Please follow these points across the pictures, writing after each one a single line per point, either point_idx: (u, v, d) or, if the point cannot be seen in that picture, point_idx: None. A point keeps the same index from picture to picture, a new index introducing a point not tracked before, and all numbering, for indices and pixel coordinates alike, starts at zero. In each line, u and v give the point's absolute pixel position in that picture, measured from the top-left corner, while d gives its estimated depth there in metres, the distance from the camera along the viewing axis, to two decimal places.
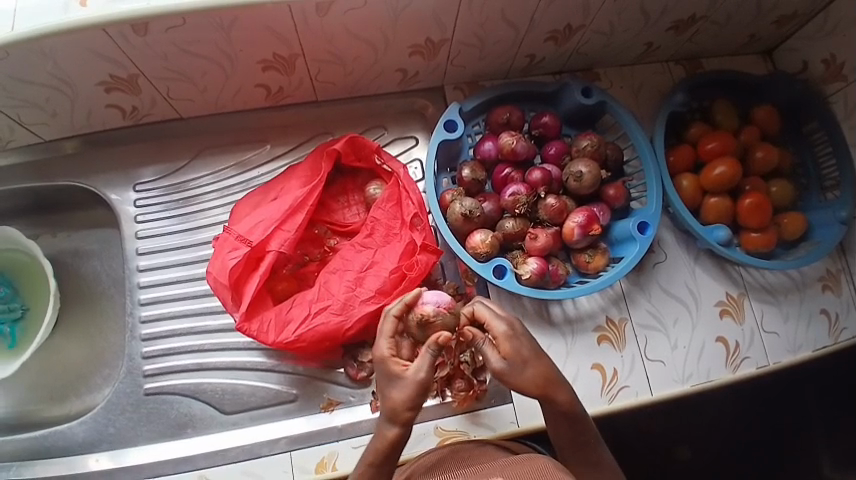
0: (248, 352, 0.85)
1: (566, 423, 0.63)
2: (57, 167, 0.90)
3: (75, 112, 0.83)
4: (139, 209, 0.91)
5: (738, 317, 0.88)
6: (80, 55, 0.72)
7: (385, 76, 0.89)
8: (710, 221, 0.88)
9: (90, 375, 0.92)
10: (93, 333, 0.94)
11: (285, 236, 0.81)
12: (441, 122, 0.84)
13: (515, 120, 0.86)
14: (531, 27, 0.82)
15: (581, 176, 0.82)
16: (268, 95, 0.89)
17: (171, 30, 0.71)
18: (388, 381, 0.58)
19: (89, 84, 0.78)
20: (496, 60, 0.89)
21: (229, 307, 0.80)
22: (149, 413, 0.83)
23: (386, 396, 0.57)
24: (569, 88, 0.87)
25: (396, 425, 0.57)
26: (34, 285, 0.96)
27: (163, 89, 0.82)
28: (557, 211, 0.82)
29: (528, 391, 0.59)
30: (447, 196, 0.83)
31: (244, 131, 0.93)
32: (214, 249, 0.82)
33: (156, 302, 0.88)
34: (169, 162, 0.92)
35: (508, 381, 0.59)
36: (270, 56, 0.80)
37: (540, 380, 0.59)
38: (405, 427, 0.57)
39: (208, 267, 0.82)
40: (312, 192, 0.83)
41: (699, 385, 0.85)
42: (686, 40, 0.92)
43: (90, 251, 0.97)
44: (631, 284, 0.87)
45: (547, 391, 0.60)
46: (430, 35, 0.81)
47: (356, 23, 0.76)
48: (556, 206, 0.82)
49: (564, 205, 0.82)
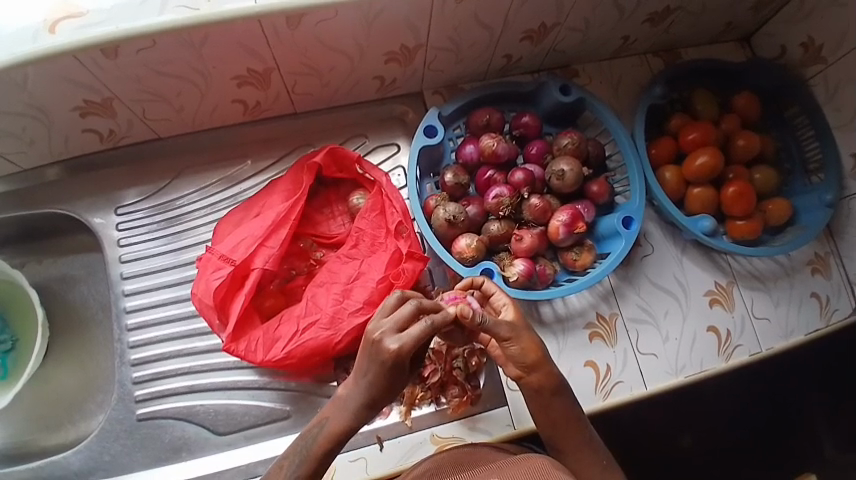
0: (239, 371, 0.84)
1: (556, 398, 0.65)
2: (39, 194, 0.89)
3: (52, 139, 0.83)
4: (123, 232, 0.90)
5: (729, 306, 0.88)
6: (51, 83, 0.71)
7: (362, 85, 0.89)
8: (695, 211, 0.88)
9: (83, 402, 0.91)
10: (84, 359, 0.94)
11: (269, 253, 0.81)
12: (421, 128, 0.84)
13: (495, 121, 0.86)
14: (505, 28, 0.82)
15: (564, 174, 0.81)
16: (245, 110, 0.88)
17: (142, 51, 0.70)
18: (376, 365, 0.58)
19: (64, 110, 0.77)
20: (472, 63, 0.89)
21: (216, 328, 0.79)
22: (144, 438, 0.82)
23: (373, 385, 0.58)
24: (548, 87, 0.87)
25: (362, 406, 0.59)
26: (22, 314, 0.96)
27: (138, 111, 0.82)
28: (543, 212, 0.81)
29: (527, 351, 0.64)
30: (431, 202, 0.83)
31: (224, 148, 0.92)
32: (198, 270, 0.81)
33: (144, 326, 0.87)
34: (151, 183, 0.92)
35: (515, 339, 0.64)
36: (244, 72, 0.79)
37: (534, 346, 0.64)
38: (363, 410, 0.59)
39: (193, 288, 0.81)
40: (295, 206, 0.82)
41: (692, 376, 0.85)
42: (663, 31, 0.92)
43: (76, 277, 0.96)
44: (620, 279, 0.87)
45: (539, 363, 0.64)
46: (404, 42, 0.80)
47: (328, 35, 0.75)
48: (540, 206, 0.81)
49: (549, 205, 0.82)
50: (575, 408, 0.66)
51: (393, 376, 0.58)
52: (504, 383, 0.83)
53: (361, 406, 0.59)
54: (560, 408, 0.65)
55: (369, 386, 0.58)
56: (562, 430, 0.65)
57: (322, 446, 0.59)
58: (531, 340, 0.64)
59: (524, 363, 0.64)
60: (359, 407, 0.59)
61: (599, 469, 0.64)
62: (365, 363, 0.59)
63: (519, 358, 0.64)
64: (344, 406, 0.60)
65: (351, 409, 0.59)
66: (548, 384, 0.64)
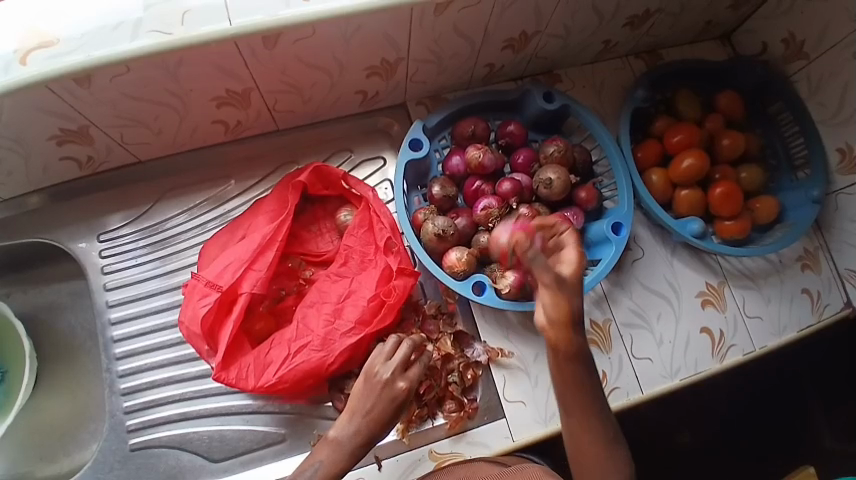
0: (233, 396, 0.83)
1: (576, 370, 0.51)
2: (18, 224, 0.87)
3: (30, 168, 0.81)
4: (106, 260, 0.89)
5: (721, 306, 0.88)
6: (24, 113, 0.70)
7: (345, 99, 0.88)
8: (682, 213, 0.87)
9: (75, 433, 0.90)
10: (75, 389, 0.92)
11: (257, 276, 0.79)
12: (406, 142, 0.84)
13: (480, 131, 0.85)
14: (486, 37, 0.81)
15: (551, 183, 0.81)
16: (227, 129, 0.87)
17: (117, 77, 0.69)
18: (384, 403, 0.65)
19: (39, 139, 0.76)
20: (454, 73, 0.88)
21: (206, 354, 0.78)
22: (138, 469, 0.81)
23: (378, 422, 0.64)
24: (531, 95, 0.86)
25: (358, 444, 0.63)
26: (8, 346, 0.94)
27: (118, 136, 0.80)
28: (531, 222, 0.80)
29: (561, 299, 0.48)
30: (419, 216, 0.82)
31: (208, 169, 0.91)
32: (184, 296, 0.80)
33: (133, 355, 0.86)
34: (134, 208, 0.90)
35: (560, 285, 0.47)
36: (223, 93, 0.78)
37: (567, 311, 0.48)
38: (361, 447, 0.63)
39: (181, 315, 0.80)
40: (281, 227, 0.82)
41: (687, 379, 0.85)
42: (644, 33, 0.92)
43: (63, 305, 0.95)
44: (612, 284, 0.87)
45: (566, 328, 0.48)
46: (384, 56, 0.80)
47: (307, 52, 0.74)
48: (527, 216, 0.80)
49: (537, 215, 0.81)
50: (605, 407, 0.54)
51: (393, 415, 0.65)
52: (501, 395, 0.82)
53: (356, 447, 0.63)
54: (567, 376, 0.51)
55: (373, 422, 0.64)
56: (590, 428, 0.53)
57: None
58: (567, 300, 0.48)
59: (551, 315, 0.48)
60: (357, 443, 0.63)
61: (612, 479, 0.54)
62: (367, 400, 0.65)
63: (549, 308, 0.48)
64: (342, 446, 0.63)
65: (348, 448, 0.63)
66: (565, 347, 0.49)
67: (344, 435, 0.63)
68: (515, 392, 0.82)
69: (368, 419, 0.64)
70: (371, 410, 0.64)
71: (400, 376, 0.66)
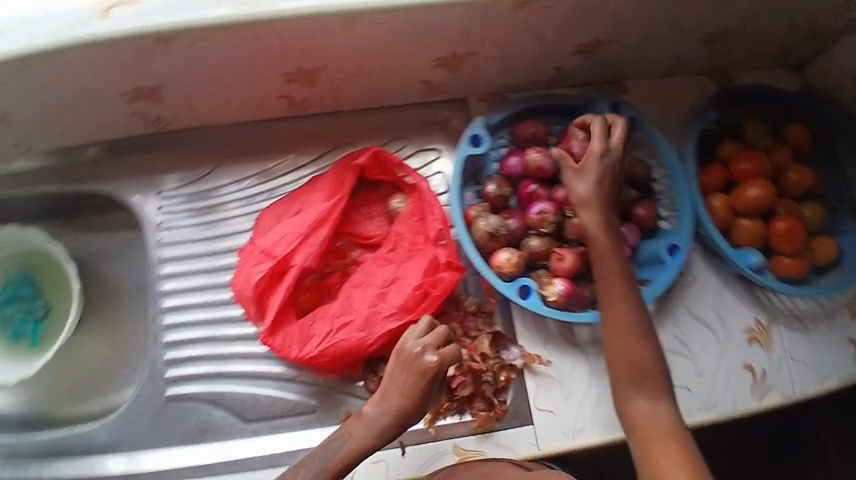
0: (269, 362, 0.85)
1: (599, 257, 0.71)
2: (79, 171, 0.91)
3: (99, 120, 0.83)
4: (163, 215, 0.91)
5: (766, 345, 0.86)
6: (103, 66, 0.72)
7: (408, 88, 0.87)
8: (740, 244, 0.85)
9: (110, 377, 0.93)
10: (115, 336, 0.95)
11: (310, 249, 0.81)
12: (467, 136, 0.84)
13: (542, 134, 0.85)
14: (559, 40, 0.80)
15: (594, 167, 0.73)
16: (291, 105, 0.87)
17: (196, 43, 0.71)
18: (411, 382, 0.68)
19: (113, 94, 0.78)
20: (522, 72, 0.86)
21: (254, 318, 0.81)
22: (171, 419, 0.84)
23: (407, 401, 0.68)
24: (598, 104, 0.85)
25: (390, 421, 0.68)
26: (58, 285, 0.97)
27: (186, 100, 0.82)
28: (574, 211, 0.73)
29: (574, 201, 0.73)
30: (471, 212, 0.81)
31: (266, 142, 0.92)
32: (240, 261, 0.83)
33: (177, 310, 0.88)
34: (194, 170, 0.92)
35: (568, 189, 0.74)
36: (293, 70, 0.78)
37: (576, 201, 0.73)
38: (393, 425, 0.68)
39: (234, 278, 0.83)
40: (336, 206, 0.83)
41: (724, 414, 0.83)
42: (718, 54, 0.89)
43: (112, 254, 0.97)
44: (659, 307, 0.85)
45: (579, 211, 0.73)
46: (454, 48, 0.79)
47: (380, 38, 0.74)
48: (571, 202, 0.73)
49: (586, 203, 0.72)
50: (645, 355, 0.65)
51: (425, 395, 0.68)
52: (532, 401, 0.82)
53: (386, 427, 0.68)
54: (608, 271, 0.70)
55: (404, 400, 0.68)
56: (638, 384, 0.64)
57: (350, 451, 0.67)
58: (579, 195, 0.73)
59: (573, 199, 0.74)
60: (388, 421, 0.68)
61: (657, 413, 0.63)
62: (397, 381, 0.69)
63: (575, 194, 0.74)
64: (373, 421, 0.69)
65: (379, 425, 0.68)
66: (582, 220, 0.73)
67: (375, 412, 0.69)
68: (546, 400, 0.82)
69: (399, 399, 0.68)
70: (400, 390, 0.69)
71: (431, 356, 0.69)
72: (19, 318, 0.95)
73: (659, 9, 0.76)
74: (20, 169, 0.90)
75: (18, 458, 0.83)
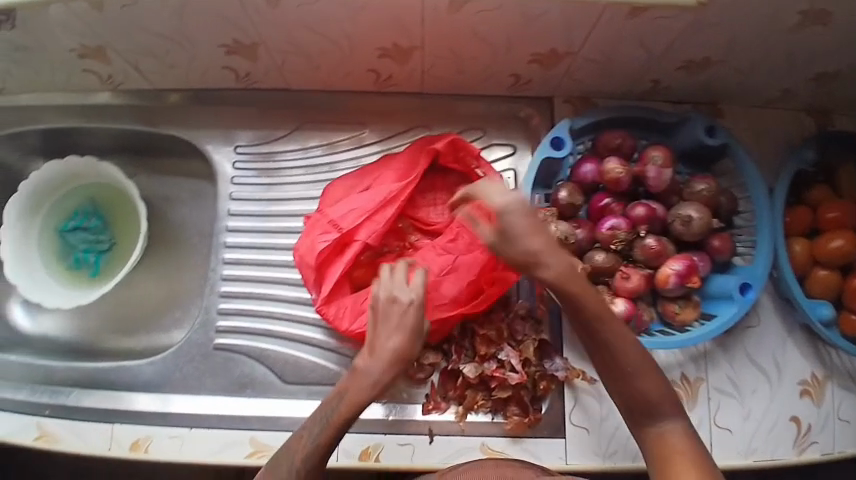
0: (315, 329, 0.87)
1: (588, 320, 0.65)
2: (162, 114, 0.93)
3: (193, 67, 0.85)
4: (237, 171, 0.93)
5: (818, 400, 0.82)
6: (210, 15, 0.73)
7: (496, 79, 0.86)
8: (814, 294, 0.81)
9: (160, 316, 0.97)
10: (170, 279, 0.98)
11: (374, 227, 0.82)
12: (548, 138, 0.81)
13: (625, 147, 0.82)
14: (666, 52, 0.76)
15: (495, 192, 0.67)
16: (376, 80, 0.87)
17: (303, 6, 0.70)
18: (398, 318, 0.67)
19: (211, 44, 0.79)
20: (617, 80, 0.84)
21: (311, 285, 0.82)
22: (215, 366, 0.87)
23: (398, 336, 0.67)
24: (692, 123, 0.81)
25: (385, 361, 0.67)
26: (123, 222, 1.01)
27: (279, 60, 0.83)
28: (513, 261, 0.65)
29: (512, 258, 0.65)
30: (539, 215, 0.80)
31: (344, 111, 0.93)
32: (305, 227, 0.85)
33: (236, 263, 0.91)
34: (269, 131, 0.94)
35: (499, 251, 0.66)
36: (388, 45, 0.78)
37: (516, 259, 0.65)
38: (391, 363, 0.66)
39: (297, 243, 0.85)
40: (405, 188, 0.83)
41: (762, 462, 0.80)
42: (826, 93, 0.84)
43: (178, 198, 1.01)
44: (716, 344, 0.82)
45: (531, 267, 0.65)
46: (555, 46, 0.76)
47: (483, 26, 0.73)
48: (513, 253, 0.65)
49: (524, 251, 0.64)
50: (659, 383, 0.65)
51: (417, 322, 0.67)
52: (567, 415, 0.81)
53: (382, 367, 0.66)
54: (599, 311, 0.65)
55: (398, 335, 0.67)
56: (650, 414, 0.64)
57: (347, 402, 0.65)
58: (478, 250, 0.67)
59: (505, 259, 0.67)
60: (383, 361, 0.66)
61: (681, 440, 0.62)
62: (380, 326, 0.68)
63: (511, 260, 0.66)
64: (366, 369, 0.67)
65: (373, 371, 0.66)
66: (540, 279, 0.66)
67: (363, 363, 0.67)
68: (582, 417, 0.80)
69: (389, 339, 0.67)
70: (385, 330, 0.67)
71: (408, 290, 0.68)
72: (83, 247, 1.00)
73: (779, 37, 0.71)
74: (108, 103, 0.93)
75: (52, 385, 0.88)
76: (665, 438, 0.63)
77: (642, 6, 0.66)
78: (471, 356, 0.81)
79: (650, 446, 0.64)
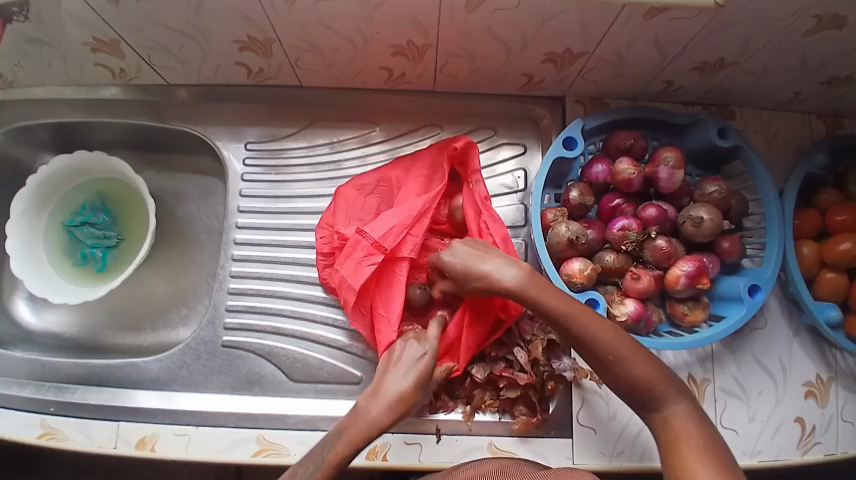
0: (324, 328, 0.87)
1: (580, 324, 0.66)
2: (172, 110, 0.93)
3: (205, 63, 0.85)
4: (247, 168, 0.93)
5: (822, 402, 0.83)
6: (225, 11, 0.72)
7: (509, 78, 0.86)
8: (821, 296, 0.82)
9: (168, 313, 0.96)
10: (178, 276, 0.98)
11: (416, 241, 0.81)
12: (560, 138, 0.81)
13: (636, 148, 0.82)
14: (680, 54, 0.76)
15: (466, 250, 0.74)
16: (388, 78, 0.87)
17: (319, 3, 0.70)
18: (404, 368, 0.71)
19: (225, 40, 0.79)
20: (629, 81, 0.84)
21: (351, 305, 0.81)
22: (223, 364, 0.87)
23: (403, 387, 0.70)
24: (705, 125, 0.81)
25: (388, 405, 0.69)
26: (131, 219, 1.01)
27: (292, 57, 0.82)
28: (483, 289, 0.71)
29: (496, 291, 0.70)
30: (549, 215, 0.80)
31: (355, 110, 0.93)
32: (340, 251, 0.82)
33: (246, 260, 0.91)
34: (279, 128, 0.94)
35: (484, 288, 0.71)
36: (403, 43, 0.78)
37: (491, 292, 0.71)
38: (395, 407, 0.69)
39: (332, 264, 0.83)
40: (437, 198, 0.82)
41: (765, 463, 0.80)
42: (836, 98, 0.84)
43: (187, 195, 1.00)
44: (723, 345, 0.83)
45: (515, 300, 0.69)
46: (570, 46, 0.76)
47: (499, 25, 0.73)
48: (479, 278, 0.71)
49: (491, 276, 0.70)
50: (655, 363, 0.65)
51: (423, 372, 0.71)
52: (575, 416, 0.81)
53: (385, 410, 0.69)
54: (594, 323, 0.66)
55: (403, 382, 0.70)
56: (657, 399, 0.63)
57: (347, 439, 0.67)
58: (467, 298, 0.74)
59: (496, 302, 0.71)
60: (385, 405, 0.69)
61: (693, 424, 0.62)
62: (385, 377, 0.71)
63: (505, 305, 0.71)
64: (368, 409, 0.69)
65: (374, 412, 0.68)
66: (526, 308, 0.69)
67: (365, 404, 0.70)
68: (589, 417, 0.81)
69: (393, 387, 0.70)
70: (391, 377, 0.71)
71: (421, 343, 0.74)
72: (90, 243, 0.99)
73: (794, 40, 0.71)
74: (117, 98, 0.92)
75: (55, 383, 0.87)
76: (672, 424, 0.62)
77: (660, 6, 0.66)
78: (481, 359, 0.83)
79: (659, 433, 0.63)
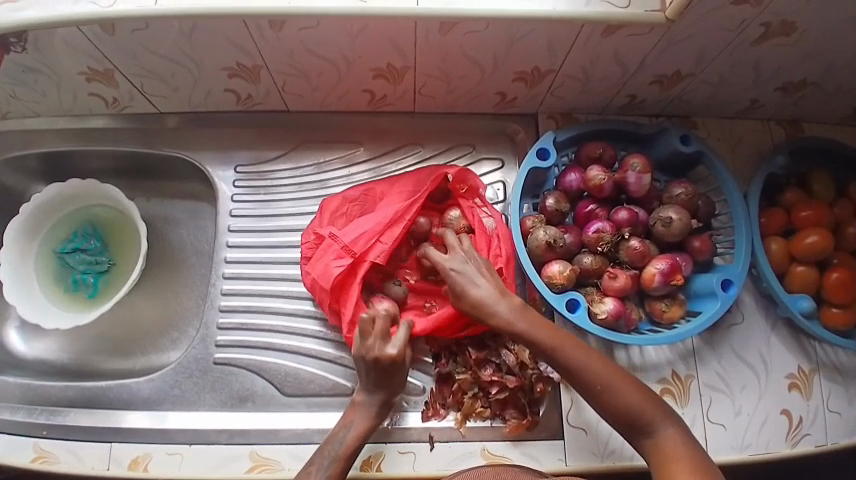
0: (315, 341, 0.89)
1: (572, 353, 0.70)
2: (163, 137, 0.97)
3: (196, 90, 0.89)
4: (236, 189, 0.97)
5: (806, 394, 0.85)
6: (216, 40, 0.77)
7: (484, 97, 0.91)
8: (794, 290, 0.85)
9: (158, 334, 0.97)
10: (168, 297, 1.00)
11: (384, 248, 0.84)
12: (534, 149, 0.86)
13: (607, 156, 0.86)
14: (641, 68, 0.82)
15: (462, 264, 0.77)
16: (371, 100, 0.92)
17: (304, 30, 0.75)
18: (382, 375, 0.77)
19: (215, 68, 0.83)
20: (596, 95, 0.90)
21: (325, 304, 0.86)
22: (215, 381, 0.88)
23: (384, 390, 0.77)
24: (668, 133, 0.86)
25: (378, 404, 0.78)
26: (122, 244, 1.03)
27: (279, 82, 0.87)
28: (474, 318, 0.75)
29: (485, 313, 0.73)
30: (528, 222, 0.84)
31: (340, 132, 0.98)
32: (315, 250, 0.87)
33: (235, 278, 0.93)
34: (266, 151, 0.98)
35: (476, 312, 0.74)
36: (383, 66, 0.83)
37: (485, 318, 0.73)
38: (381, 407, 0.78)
39: (307, 266, 0.87)
40: (411, 207, 0.86)
41: (756, 456, 0.82)
42: (792, 103, 0.90)
43: (178, 219, 1.03)
44: (703, 341, 0.86)
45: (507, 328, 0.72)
46: (538, 64, 0.82)
47: (471, 46, 0.78)
48: (468, 304, 0.75)
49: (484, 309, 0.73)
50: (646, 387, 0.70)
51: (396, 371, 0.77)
52: (565, 417, 0.82)
53: (377, 410, 0.77)
54: (583, 351, 0.70)
55: (384, 389, 0.78)
56: (650, 425, 0.66)
57: (349, 440, 0.74)
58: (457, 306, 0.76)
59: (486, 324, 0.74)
60: (376, 407, 0.77)
61: (684, 444, 0.65)
62: (368, 381, 0.77)
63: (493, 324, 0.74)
64: (364, 410, 0.77)
65: (369, 412, 0.77)
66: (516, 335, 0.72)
67: (362, 407, 0.77)
68: (578, 417, 0.82)
69: (378, 389, 0.78)
70: (375, 383, 0.77)
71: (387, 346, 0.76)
72: (81, 268, 1.00)
73: (745, 49, 0.77)
74: (109, 126, 0.96)
75: (44, 405, 0.87)
76: (664, 447, 0.65)
77: (618, 22, 0.71)
78: (463, 364, 0.85)
79: (652, 456, 0.66)
